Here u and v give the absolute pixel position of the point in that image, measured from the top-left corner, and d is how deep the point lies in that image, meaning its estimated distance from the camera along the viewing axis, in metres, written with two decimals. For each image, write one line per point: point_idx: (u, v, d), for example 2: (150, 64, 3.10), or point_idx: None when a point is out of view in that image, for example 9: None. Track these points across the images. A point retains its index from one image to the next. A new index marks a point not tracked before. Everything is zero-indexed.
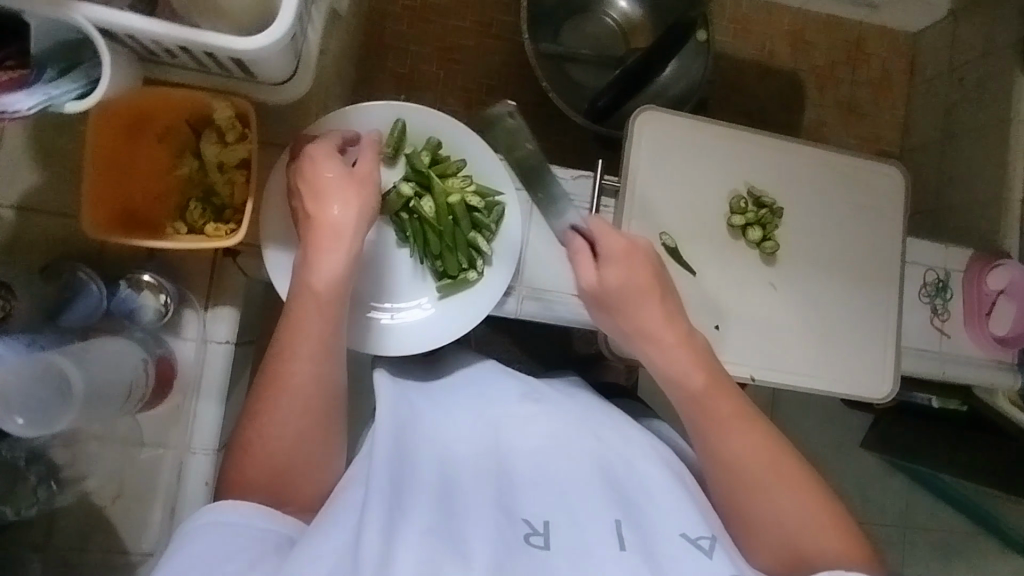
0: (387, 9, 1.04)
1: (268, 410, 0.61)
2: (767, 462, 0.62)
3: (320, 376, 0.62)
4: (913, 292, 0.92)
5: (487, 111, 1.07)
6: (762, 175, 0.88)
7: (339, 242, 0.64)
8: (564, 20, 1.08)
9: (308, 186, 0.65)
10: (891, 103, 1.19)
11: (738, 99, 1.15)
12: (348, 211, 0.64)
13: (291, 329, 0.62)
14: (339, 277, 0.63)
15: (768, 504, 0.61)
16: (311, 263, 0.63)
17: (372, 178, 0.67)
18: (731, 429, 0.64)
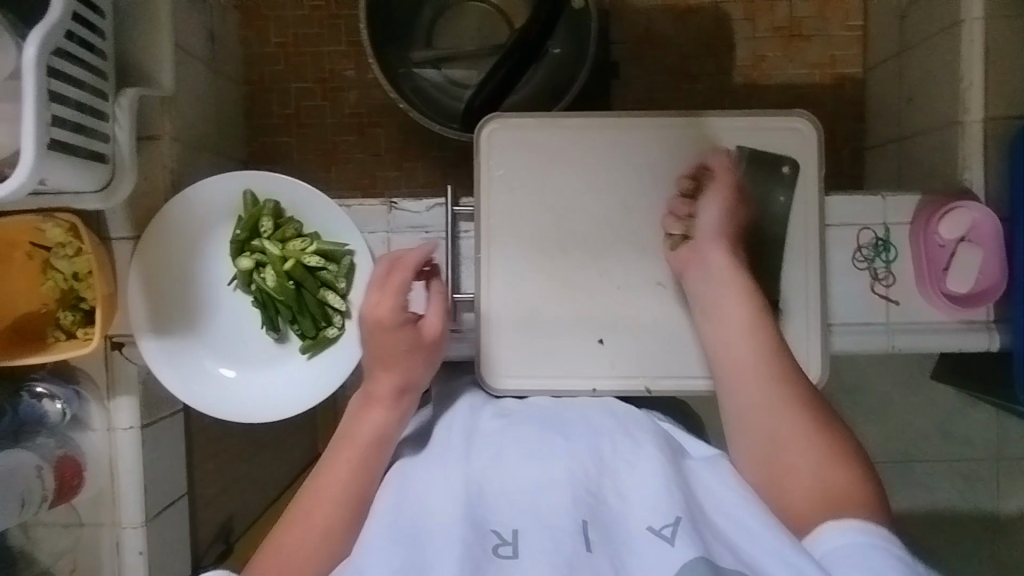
0: (262, 52, 1.04)
1: (269, 558, 0.58)
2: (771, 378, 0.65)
3: (353, 503, 0.60)
4: (844, 257, 0.78)
5: (379, 133, 1.04)
6: (635, 166, 0.78)
7: (395, 402, 0.64)
8: (435, 19, 0.99)
9: (376, 335, 0.64)
10: (844, 14, 1.00)
11: (652, 54, 1.02)
12: (414, 370, 0.64)
13: (312, 497, 0.60)
14: (385, 431, 0.63)
15: (785, 422, 0.62)
16: (362, 410, 0.64)
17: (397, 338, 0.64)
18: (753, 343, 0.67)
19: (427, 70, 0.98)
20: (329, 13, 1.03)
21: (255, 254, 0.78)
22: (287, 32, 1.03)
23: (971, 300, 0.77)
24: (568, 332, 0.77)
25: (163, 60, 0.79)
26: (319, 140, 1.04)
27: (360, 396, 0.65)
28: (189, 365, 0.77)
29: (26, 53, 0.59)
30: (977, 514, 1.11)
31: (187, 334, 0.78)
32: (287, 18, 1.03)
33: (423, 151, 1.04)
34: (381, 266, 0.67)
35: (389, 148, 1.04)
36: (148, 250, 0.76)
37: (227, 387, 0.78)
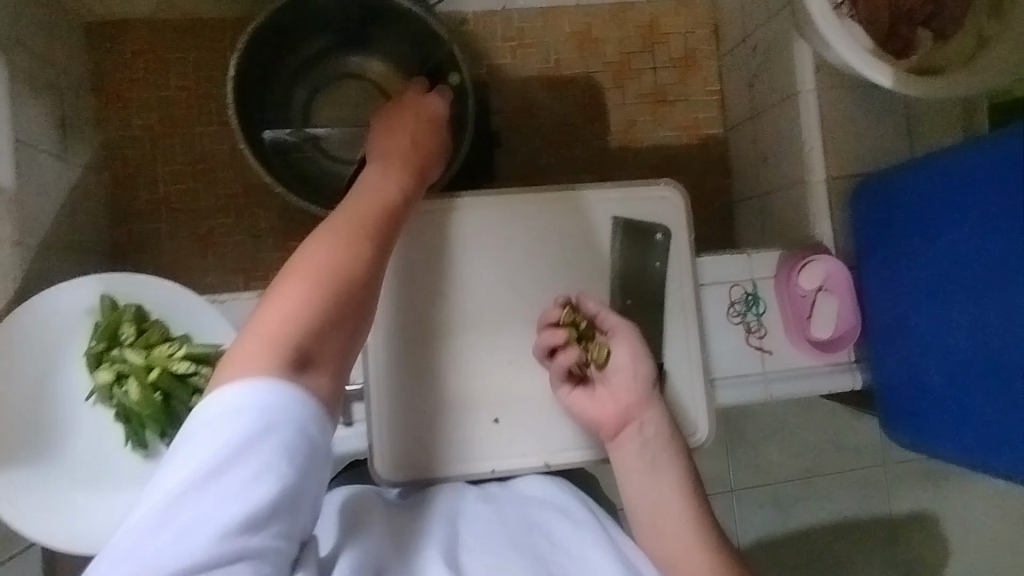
0: (125, 136, 0.98)
1: (238, 356, 0.48)
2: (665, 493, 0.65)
3: (324, 279, 0.53)
4: (720, 313, 0.83)
5: (259, 213, 1.00)
6: (517, 240, 0.79)
7: (366, 232, 0.59)
8: (311, 100, 0.99)
9: (386, 155, 0.69)
10: (703, 80, 1.08)
11: (532, 123, 1.06)
12: (418, 156, 0.70)
13: (286, 299, 0.52)
14: (396, 196, 0.64)
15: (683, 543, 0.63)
16: (365, 183, 0.65)
17: (409, 160, 0.69)
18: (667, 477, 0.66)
19: (308, 150, 0.95)
20: (197, 93, 0.99)
21: (115, 364, 0.71)
22: (152, 114, 0.98)
23: (834, 345, 0.83)
24: (464, 413, 0.76)
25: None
26: (194, 225, 0.99)
27: (326, 224, 0.58)
28: (41, 495, 0.69)
29: None
30: (873, 532, 1.18)
31: (38, 459, 0.70)
32: (151, 100, 0.98)
33: (307, 230, 1.01)
34: (397, 104, 0.75)
35: (270, 228, 1.00)
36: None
37: (86, 517, 0.69)
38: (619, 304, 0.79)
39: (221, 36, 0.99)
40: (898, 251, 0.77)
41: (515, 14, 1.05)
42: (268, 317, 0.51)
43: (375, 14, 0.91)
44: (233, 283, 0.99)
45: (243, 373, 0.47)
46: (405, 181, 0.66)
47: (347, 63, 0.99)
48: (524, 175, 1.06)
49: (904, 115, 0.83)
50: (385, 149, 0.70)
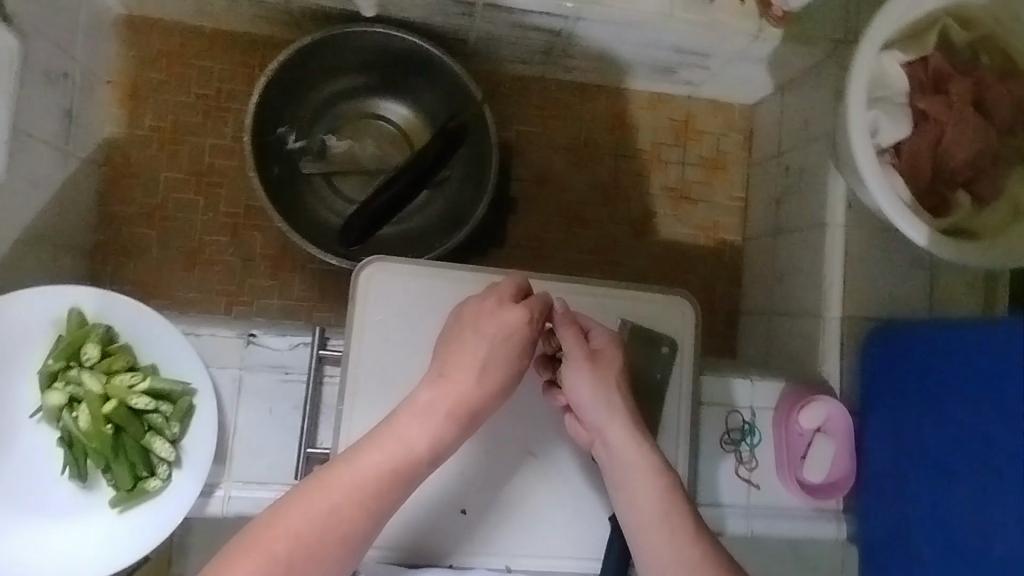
0: (132, 135, 0.94)
1: (294, 501, 0.53)
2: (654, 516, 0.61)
3: (363, 497, 0.54)
4: (712, 437, 0.79)
5: (256, 237, 0.96)
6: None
7: (448, 406, 0.58)
8: (332, 135, 0.95)
9: (490, 346, 0.61)
10: (729, 184, 1.06)
11: (552, 195, 1.03)
12: (498, 376, 0.61)
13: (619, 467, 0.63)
14: (483, 386, 0.60)
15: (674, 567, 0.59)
16: (448, 354, 0.62)
17: (493, 336, 0.61)
18: (651, 505, 0.62)
19: (317, 182, 0.93)
20: (217, 104, 0.96)
21: (69, 386, 0.66)
22: (166, 117, 0.95)
23: (825, 491, 0.79)
24: (429, 502, 0.69)
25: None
26: (185, 238, 0.94)
27: (402, 407, 0.59)
28: None
29: None
30: None
31: None
32: (166, 104, 0.95)
33: (303, 263, 0.97)
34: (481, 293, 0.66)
35: (265, 255, 0.96)
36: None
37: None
38: None
39: (253, 53, 0.96)
40: (908, 412, 0.73)
41: (552, 83, 1.03)
42: (283, 522, 0.52)
43: (414, 61, 0.89)
44: (214, 304, 0.94)
45: (238, 573, 0.49)
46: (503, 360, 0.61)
47: (376, 104, 0.96)
48: (535, 246, 1.02)
49: (924, 267, 0.82)
50: (475, 332, 0.62)
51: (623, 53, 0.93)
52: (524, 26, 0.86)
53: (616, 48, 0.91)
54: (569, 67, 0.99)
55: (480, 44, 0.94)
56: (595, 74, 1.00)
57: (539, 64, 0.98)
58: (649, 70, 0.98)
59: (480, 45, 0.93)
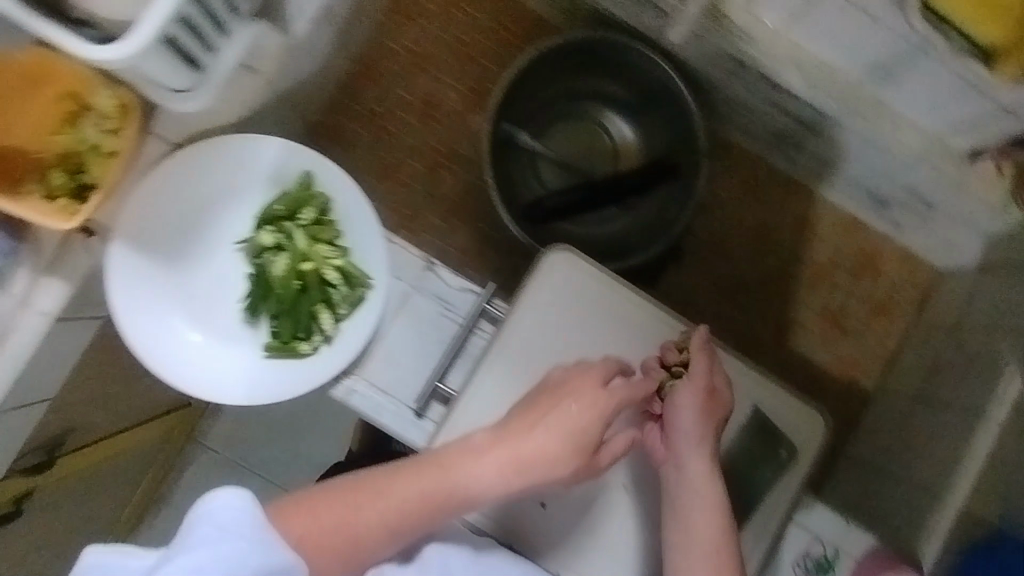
0: (388, 41, 1.00)
1: (343, 489, 0.59)
2: (701, 541, 0.62)
3: (399, 512, 0.58)
4: (787, 557, 0.79)
5: (447, 178, 1.01)
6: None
7: (510, 460, 0.61)
8: (555, 122, 0.99)
9: (560, 414, 0.62)
10: (885, 331, 1.05)
11: (716, 265, 1.05)
12: (557, 451, 0.61)
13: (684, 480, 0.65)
14: (546, 455, 0.61)
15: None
16: (525, 416, 0.63)
17: (564, 416, 0.62)
18: (698, 537, 0.63)
19: (524, 158, 0.98)
20: (469, 50, 1.00)
21: (279, 234, 0.73)
22: (424, 42, 1.00)
23: None
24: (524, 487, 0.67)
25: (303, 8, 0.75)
26: (388, 151, 1.00)
27: (462, 444, 0.62)
28: (143, 296, 0.71)
29: None
30: None
31: (162, 263, 0.72)
32: (428, 29, 1.00)
33: (475, 219, 1.01)
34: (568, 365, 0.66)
35: (447, 197, 1.01)
36: (170, 167, 0.70)
37: (172, 335, 0.73)
38: None
39: (519, 20, 1.00)
40: None
41: (765, 164, 1.04)
42: (320, 505, 0.57)
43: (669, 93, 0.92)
44: (385, 218, 1.00)
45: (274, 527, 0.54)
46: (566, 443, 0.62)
47: (604, 112, 0.98)
48: (679, 302, 1.05)
49: None
50: (550, 402, 0.63)
51: (852, 168, 0.94)
52: (779, 106, 0.88)
53: (850, 161, 0.92)
54: (791, 158, 1.00)
55: (724, 104, 0.96)
56: (812, 174, 1.01)
57: (766, 143, 1.00)
58: (865, 194, 0.98)
59: (725, 105, 0.96)
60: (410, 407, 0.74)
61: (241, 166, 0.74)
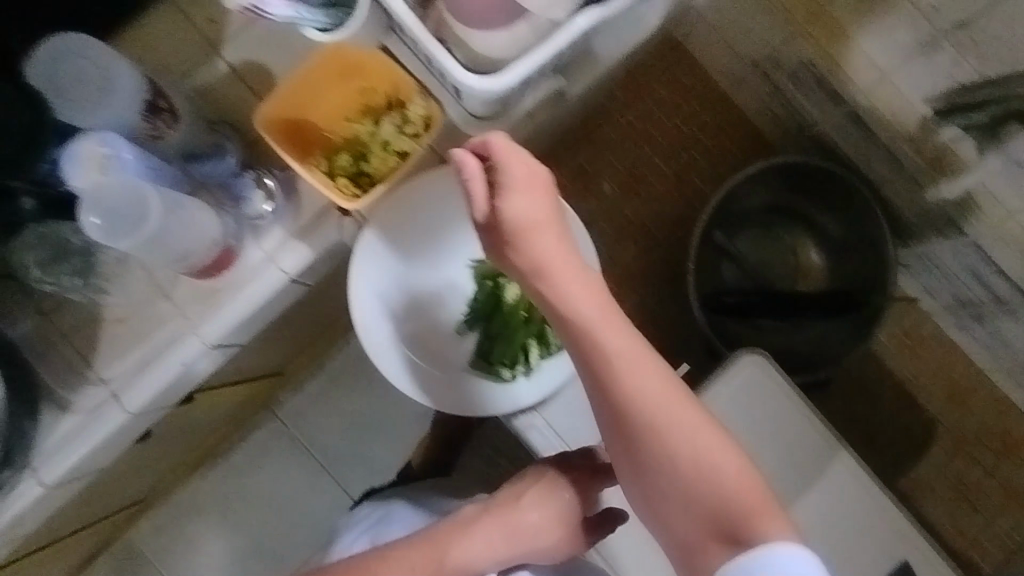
0: (614, 113, 1.07)
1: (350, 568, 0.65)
2: (635, 371, 0.54)
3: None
4: None
5: (630, 249, 1.06)
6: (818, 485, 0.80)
7: (501, 543, 0.68)
8: (751, 229, 1.05)
9: (551, 488, 0.69)
10: (1013, 521, 1.04)
11: (860, 404, 1.06)
12: (535, 536, 0.68)
13: (600, 340, 0.55)
14: (532, 537, 0.67)
15: (673, 437, 0.53)
16: (508, 507, 0.69)
17: (549, 511, 0.68)
18: (641, 382, 0.54)
19: (716, 252, 1.03)
20: (686, 142, 1.07)
21: None
22: (647, 123, 1.07)
23: None
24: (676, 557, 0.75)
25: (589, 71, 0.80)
26: (585, 208, 1.07)
27: (451, 525, 0.68)
28: (383, 284, 0.79)
29: (574, 23, 0.59)
30: None
31: (405, 258, 0.80)
32: (655, 112, 1.07)
33: (645, 293, 1.06)
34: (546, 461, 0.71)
35: (625, 266, 1.06)
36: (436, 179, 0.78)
37: (389, 328, 0.79)
38: None
39: (738, 127, 1.07)
40: None
41: (931, 323, 1.06)
42: None
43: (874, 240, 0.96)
44: None
45: None
46: (541, 531, 0.68)
47: (801, 234, 1.04)
48: None
49: None
50: (528, 496, 0.69)
51: None
52: (978, 278, 0.91)
53: None
54: (964, 326, 1.02)
55: (915, 257, 0.99)
56: (980, 347, 1.02)
57: (944, 305, 1.02)
58: None
59: (917, 259, 0.99)
60: None
61: None
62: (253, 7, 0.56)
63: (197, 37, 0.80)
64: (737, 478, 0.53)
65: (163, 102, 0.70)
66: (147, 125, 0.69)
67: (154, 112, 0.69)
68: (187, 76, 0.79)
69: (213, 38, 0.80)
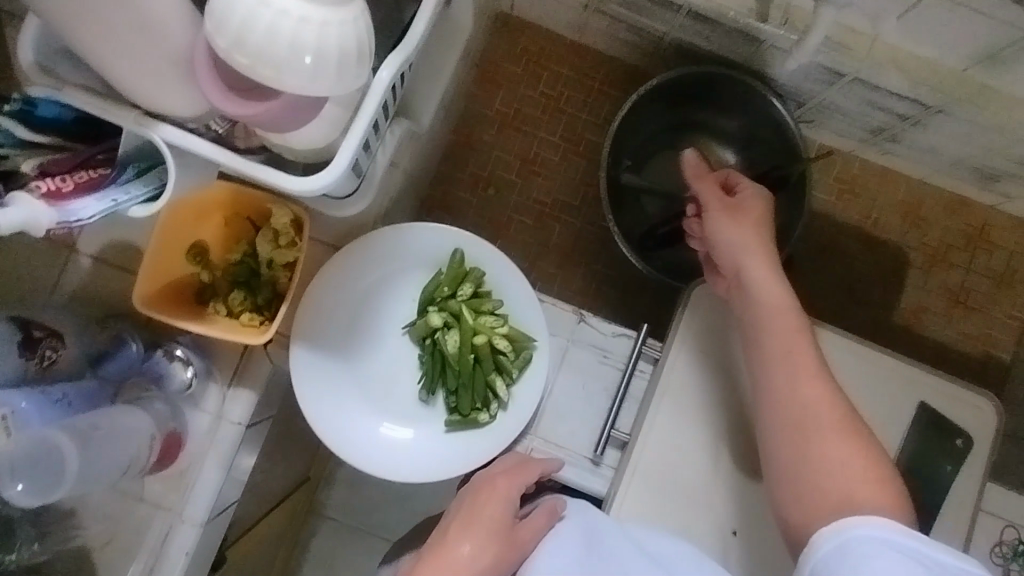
0: (481, 110, 1.05)
1: None
2: (784, 358, 0.67)
3: None
4: (982, 546, 0.82)
5: (556, 227, 1.05)
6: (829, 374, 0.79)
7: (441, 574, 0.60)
8: (652, 158, 1.04)
9: (471, 514, 0.64)
10: (1011, 302, 1.06)
11: (828, 265, 1.06)
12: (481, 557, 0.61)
13: (793, 372, 0.66)
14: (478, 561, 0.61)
15: (827, 454, 0.61)
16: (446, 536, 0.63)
17: (490, 520, 0.63)
18: (828, 406, 0.64)
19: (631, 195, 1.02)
20: (558, 104, 1.06)
21: (445, 312, 0.79)
22: (514, 104, 1.06)
23: None
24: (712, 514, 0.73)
25: (429, 98, 0.78)
26: (497, 211, 1.05)
27: None
28: (330, 392, 0.76)
29: (378, 76, 0.59)
30: None
31: (338, 357, 0.77)
32: (517, 91, 1.05)
33: (590, 261, 1.05)
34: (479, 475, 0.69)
35: (560, 244, 1.05)
36: (325, 279, 0.74)
37: (359, 431, 0.77)
38: None
39: (599, 68, 1.06)
40: None
41: (857, 161, 1.06)
42: None
43: (772, 114, 0.95)
44: None
45: None
46: (482, 549, 0.61)
47: (702, 142, 1.03)
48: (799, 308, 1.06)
49: None
50: (468, 511, 0.64)
51: (956, 150, 0.94)
52: (876, 105, 0.90)
53: (954, 145, 0.93)
54: (886, 150, 1.02)
55: (813, 111, 0.99)
56: (909, 162, 1.02)
57: (859, 141, 1.02)
58: (970, 171, 0.99)
59: (814, 112, 0.98)
60: (590, 455, 0.76)
61: (396, 255, 0.79)
62: (59, 223, 0.53)
63: (46, 246, 0.77)
64: (858, 481, 0.59)
65: (38, 330, 0.68)
66: (32, 361, 0.66)
67: (30, 346, 0.66)
68: (56, 286, 0.77)
69: (62, 239, 0.77)
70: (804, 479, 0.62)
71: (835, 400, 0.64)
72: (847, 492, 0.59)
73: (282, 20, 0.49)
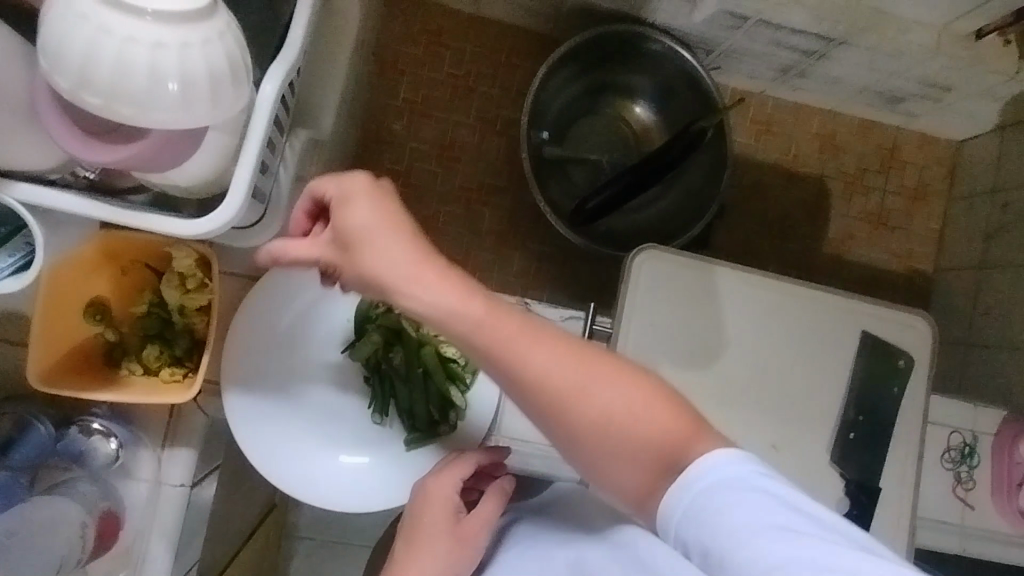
0: (387, 101, 0.99)
1: None
2: (510, 340, 0.45)
3: None
4: (934, 457, 0.86)
5: (485, 212, 1.01)
6: (765, 323, 0.81)
7: None
8: (571, 126, 1.01)
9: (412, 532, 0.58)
10: (926, 216, 1.10)
11: (757, 207, 1.07)
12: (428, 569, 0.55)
13: (509, 351, 0.45)
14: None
15: (603, 412, 0.45)
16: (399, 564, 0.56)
17: (440, 529, 0.57)
18: (504, 320, 0.46)
19: (558, 168, 0.98)
20: (466, 82, 1.00)
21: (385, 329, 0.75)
22: (420, 89, 0.99)
23: None
24: None
25: (326, 102, 0.71)
26: (421, 204, 1.00)
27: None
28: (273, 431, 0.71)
29: (262, 91, 0.52)
30: None
31: (278, 393, 0.72)
32: (422, 76, 0.99)
33: (526, 240, 1.02)
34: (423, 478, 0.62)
35: (493, 228, 1.01)
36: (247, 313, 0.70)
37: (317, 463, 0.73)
38: (849, 417, 0.80)
39: (503, 40, 1.01)
40: None
41: (770, 101, 1.07)
42: None
43: (681, 68, 0.94)
44: None
45: None
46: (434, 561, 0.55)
47: (620, 101, 1.01)
48: (736, 253, 1.07)
49: None
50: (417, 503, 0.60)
51: (861, 78, 0.95)
52: (782, 45, 0.90)
53: (859, 73, 0.94)
54: (796, 86, 1.03)
55: (722, 57, 0.97)
56: (819, 94, 1.04)
57: (770, 80, 1.02)
58: (876, 96, 1.00)
59: (723, 57, 0.97)
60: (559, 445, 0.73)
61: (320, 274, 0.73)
62: None
63: None
64: (658, 422, 0.45)
65: None
66: None
67: None
68: None
69: None
70: (622, 455, 0.45)
71: (559, 340, 0.46)
72: (663, 446, 0.44)
73: (129, 46, 0.42)
